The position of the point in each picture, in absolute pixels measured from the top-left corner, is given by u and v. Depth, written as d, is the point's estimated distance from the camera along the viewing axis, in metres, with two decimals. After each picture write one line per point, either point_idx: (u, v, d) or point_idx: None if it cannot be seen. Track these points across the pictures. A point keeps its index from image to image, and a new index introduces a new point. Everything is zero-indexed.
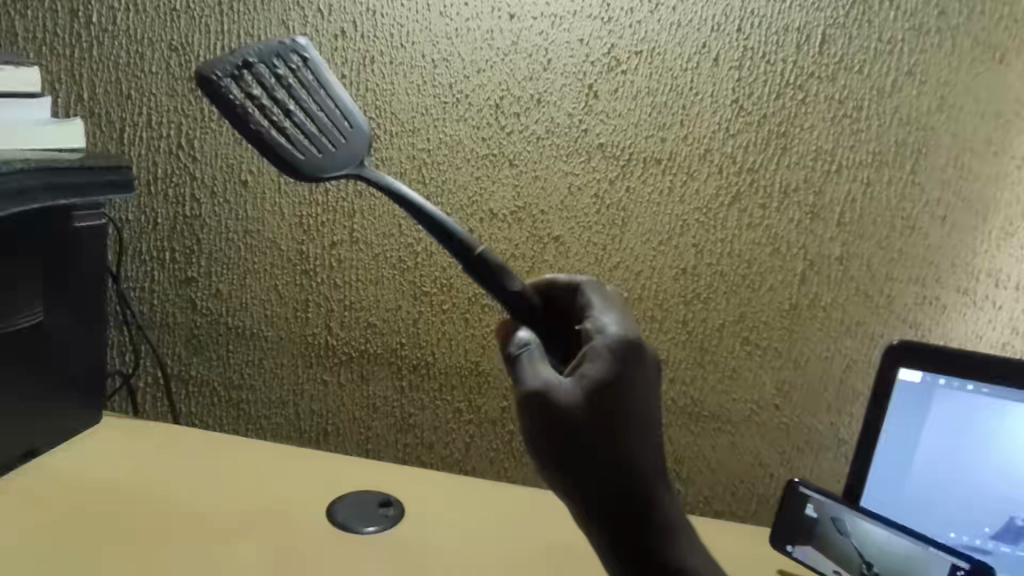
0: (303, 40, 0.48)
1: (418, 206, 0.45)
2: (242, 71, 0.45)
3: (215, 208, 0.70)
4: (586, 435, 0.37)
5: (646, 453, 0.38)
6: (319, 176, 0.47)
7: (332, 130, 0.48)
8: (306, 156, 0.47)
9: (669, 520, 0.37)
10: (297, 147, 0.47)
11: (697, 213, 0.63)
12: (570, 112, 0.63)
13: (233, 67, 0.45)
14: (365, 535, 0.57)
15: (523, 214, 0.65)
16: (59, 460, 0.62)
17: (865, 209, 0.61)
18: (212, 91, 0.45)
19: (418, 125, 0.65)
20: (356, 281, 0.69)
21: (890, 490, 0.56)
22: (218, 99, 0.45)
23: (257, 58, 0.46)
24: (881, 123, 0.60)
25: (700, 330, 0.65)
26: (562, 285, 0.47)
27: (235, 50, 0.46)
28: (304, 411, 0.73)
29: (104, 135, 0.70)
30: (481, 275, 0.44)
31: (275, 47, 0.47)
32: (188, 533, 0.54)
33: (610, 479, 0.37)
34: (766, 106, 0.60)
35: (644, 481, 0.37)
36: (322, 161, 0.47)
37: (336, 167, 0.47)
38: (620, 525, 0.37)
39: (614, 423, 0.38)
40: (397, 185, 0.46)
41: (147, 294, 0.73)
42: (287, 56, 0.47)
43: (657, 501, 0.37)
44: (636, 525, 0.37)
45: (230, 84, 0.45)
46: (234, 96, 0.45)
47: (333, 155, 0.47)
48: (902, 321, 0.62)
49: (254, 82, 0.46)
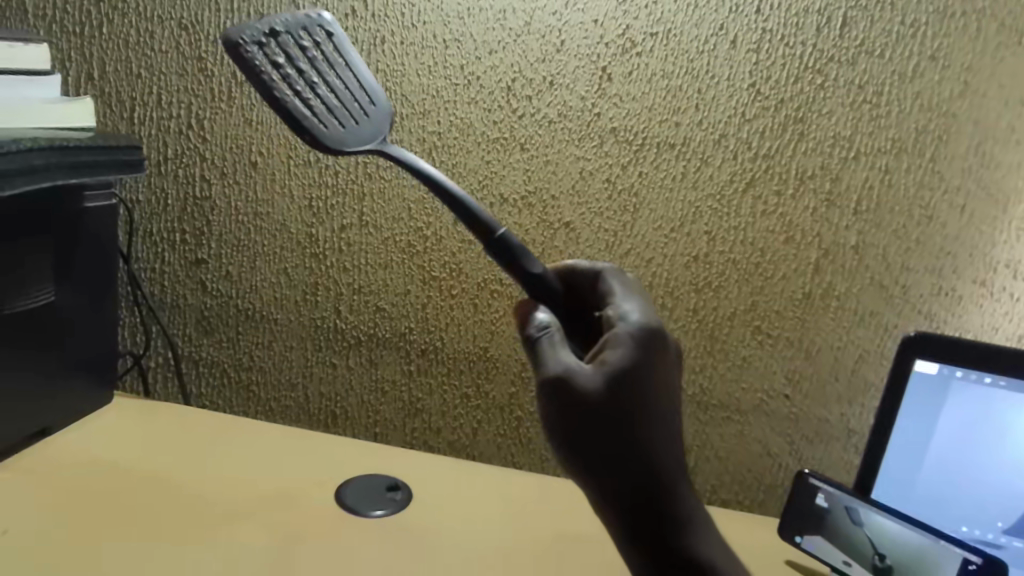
0: (328, 16, 0.48)
1: (436, 180, 0.44)
2: (268, 39, 0.46)
3: (225, 189, 0.70)
4: (606, 422, 0.37)
5: (666, 445, 0.38)
6: (340, 149, 0.46)
7: (356, 107, 0.48)
8: (329, 129, 0.46)
9: (689, 517, 0.37)
10: (319, 118, 0.46)
11: (710, 200, 0.62)
12: (583, 94, 0.62)
13: (260, 34, 0.46)
14: (373, 519, 0.57)
15: (533, 199, 0.65)
16: (69, 440, 0.62)
17: (883, 197, 0.60)
18: (238, 56, 0.45)
19: (428, 107, 0.64)
20: (365, 266, 0.69)
21: (901, 482, 0.55)
22: (243, 63, 0.44)
23: (283, 28, 0.46)
24: (901, 109, 0.58)
25: (711, 319, 0.64)
26: (584, 272, 0.47)
27: (262, 19, 0.46)
28: (313, 393, 0.73)
29: (115, 115, 0.70)
30: (501, 254, 0.44)
31: (301, 20, 0.47)
32: (195, 516, 0.55)
33: (630, 470, 0.37)
34: (783, 90, 0.59)
35: (663, 474, 0.37)
36: (343, 136, 0.47)
37: (358, 142, 0.47)
38: (637, 518, 0.37)
39: (634, 413, 0.37)
40: (417, 162, 0.45)
41: (158, 275, 0.73)
42: (313, 30, 0.48)
43: (675, 497, 0.37)
44: (654, 519, 0.36)
45: (256, 50, 0.45)
46: (259, 62, 0.45)
47: (354, 130, 0.47)
48: (918, 312, 0.61)
49: (279, 52, 0.46)
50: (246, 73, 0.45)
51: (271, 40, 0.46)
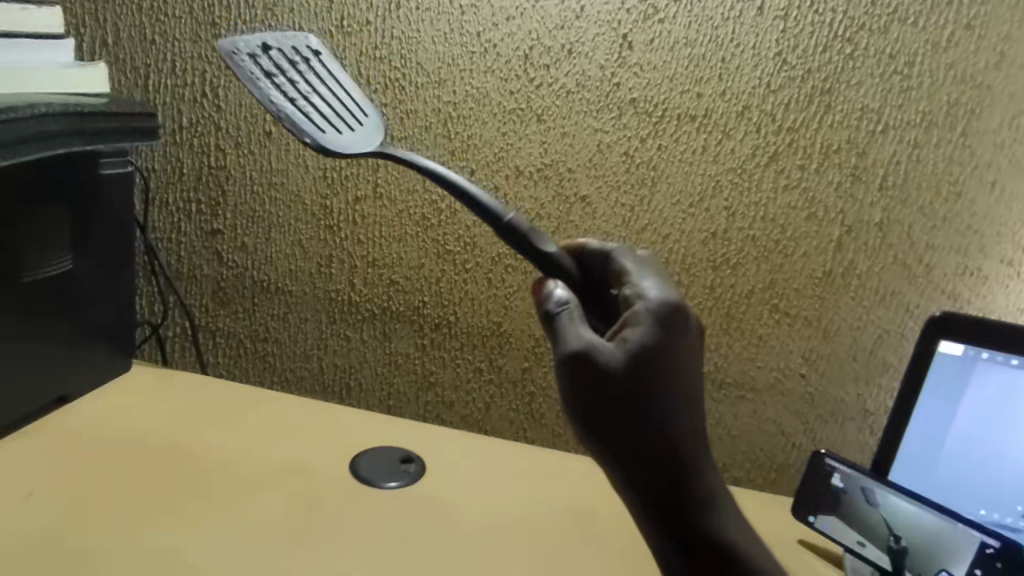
0: (315, 40, 0.53)
1: (439, 174, 0.45)
2: (262, 54, 0.49)
3: (239, 158, 0.69)
4: (628, 400, 0.36)
5: (688, 423, 0.37)
6: (342, 151, 0.47)
7: (348, 118, 0.50)
8: (327, 134, 0.48)
9: (709, 494, 0.37)
10: (314, 122, 0.48)
11: (731, 173, 0.60)
12: (602, 63, 0.60)
13: (252, 48, 0.49)
14: (386, 490, 0.57)
15: (550, 172, 0.63)
16: (89, 407, 0.63)
17: (910, 171, 0.58)
18: (234, 63, 0.47)
19: (444, 76, 0.63)
20: (380, 238, 0.69)
21: (920, 465, 0.54)
22: (239, 68, 0.47)
23: (274, 46, 0.50)
24: (933, 80, 0.56)
25: (728, 296, 0.63)
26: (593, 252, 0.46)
27: (254, 37, 0.50)
28: (328, 365, 0.73)
29: (129, 82, 0.69)
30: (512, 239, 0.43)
31: (290, 42, 0.51)
32: (212, 484, 0.55)
33: (651, 447, 0.36)
34: (811, 60, 0.57)
35: (684, 452, 0.37)
36: (341, 138, 0.48)
37: (357, 147, 0.48)
38: (658, 497, 0.36)
39: (656, 390, 0.37)
40: (417, 159, 0.46)
41: (174, 245, 0.73)
42: (302, 50, 0.51)
43: (695, 475, 0.37)
44: (674, 497, 0.36)
45: (249, 61, 0.48)
46: (253, 71, 0.48)
47: (349, 136, 0.49)
48: (941, 292, 0.60)
49: (272, 65, 0.49)
50: (242, 75, 0.47)
51: (264, 55, 0.49)
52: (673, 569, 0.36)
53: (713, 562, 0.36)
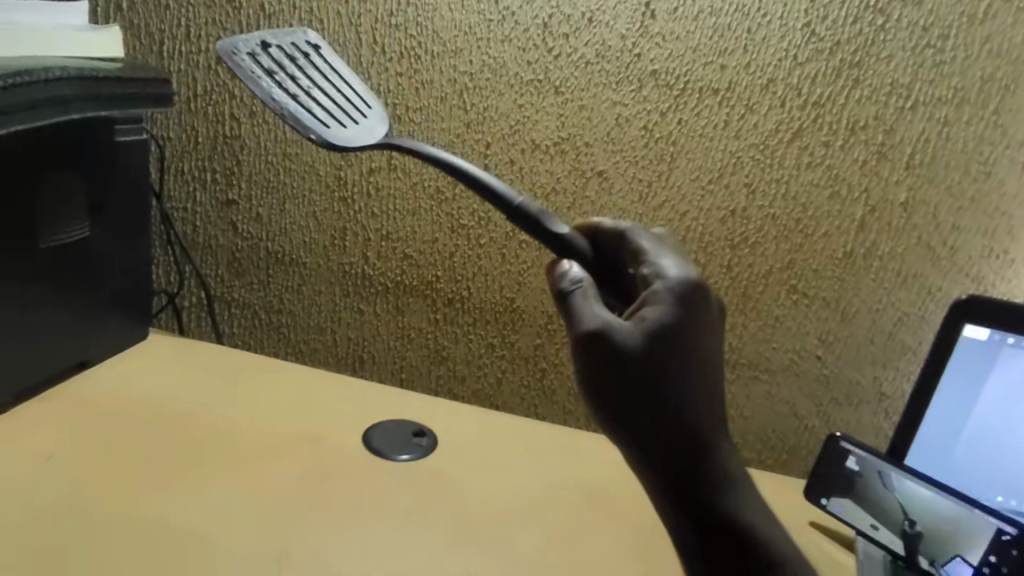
0: (314, 35, 0.53)
1: (448, 164, 0.44)
2: (261, 52, 0.49)
3: (254, 127, 0.69)
4: (646, 380, 0.36)
5: (707, 404, 0.37)
6: (347, 146, 0.47)
7: (351, 111, 0.50)
8: (331, 130, 0.48)
9: (726, 476, 0.36)
10: (317, 118, 0.48)
11: (753, 149, 0.59)
12: (623, 33, 0.59)
13: (251, 46, 0.49)
14: (398, 462, 0.58)
15: (566, 146, 0.62)
16: (106, 374, 0.64)
17: (938, 150, 0.56)
18: (234, 63, 0.47)
19: (461, 45, 0.62)
20: (394, 211, 0.68)
21: (938, 450, 0.53)
22: (238, 67, 0.47)
23: (273, 43, 0.50)
24: (967, 55, 0.54)
25: (745, 276, 0.62)
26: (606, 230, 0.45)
27: (252, 35, 0.50)
28: (341, 338, 0.74)
29: (144, 48, 0.68)
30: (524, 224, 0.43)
31: (290, 38, 0.51)
32: (226, 452, 0.56)
33: (669, 427, 0.36)
34: (840, 32, 0.55)
35: (702, 432, 0.36)
36: (345, 133, 0.48)
37: (361, 141, 0.48)
38: (674, 477, 0.35)
39: (675, 371, 0.36)
40: (425, 149, 0.46)
41: (189, 215, 0.73)
42: (301, 46, 0.51)
43: (713, 456, 0.36)
44: (691, 478, 0.36)
45: (249, 60, 0.48)
46: (254, 70, 0.48)
47: (353, 129, 0.49)
48: (965, 276, 0.58)
49: (272, 63, 0.49)
50: (243, 75, 0.46)
51: (263, 53, 0.49)
52: (690, 550, 0.36)
53: (729, 543, 0.35)
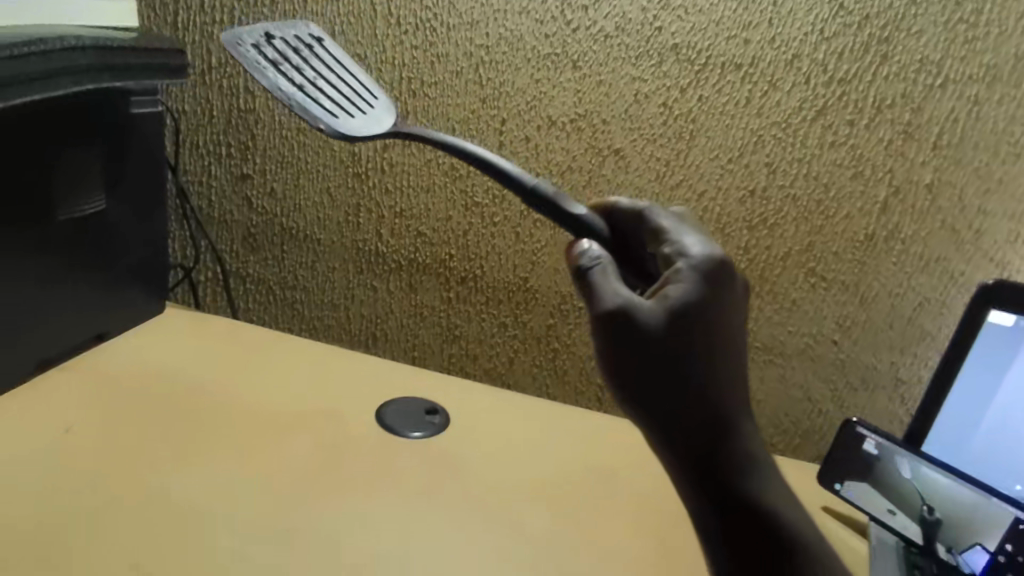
0: (316, 28, 0.52)
1: (463, 150, 0.44)
2: (265, 43, 0.48)
3: (268, 101, 0.68)
4: (668, 359, 0.35)
5: (731, 384, 0.36)
6: (354, 135, 0.47)
7: (357, 102, 0.50)
8: (340, 120, 0.47)
9: (750, 458, 0.35)
10: (324, 108, 0.47)
11: (775, 127, 0.58)
12: (644, 6, 0.57)
13: (254, 37, 0.48)
14: (410, 439, 0.58)
15: (583, 123, 0.61)
16: (123, 347, 0.64)
17: (967, 129, 0.55)
18: (239, 52, 0.46)
19: (477, 18, 0.61)
20: (408, 187, 0.68)
21: (957, 436, 0.52)
22: (244, 56, 0.46)
23: (277, 35, 0.50)
24: (1001, 31, 0.52)
25: (763, 258, 0.61)
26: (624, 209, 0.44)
27: (255, 27, 0.49)
28: (355, 314, 0.73)
29: (158, 18, 0.68)
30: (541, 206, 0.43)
31: (293, 30, 0.51)
32: (241, 426, 0.56)
33: (692, 407, 0.35)
34: (869, 5, 0.54)
35: (726, 414, 0.35)
36: (352, 123, 0.48)
37: (368, 131, 0.48)
38: (697, 459, 0.34)
39: (698, 350, 0.35)
40: (440, 135, 0.46)
41: (205, 189, 0.73)
42: (304, 39, 0.51)
43: (737, 438, 0.35)
44: (715, 460, 0.34)
45: (253, 50, 0.47)
46: (259, 60, 0.47)
47: (360, 119, 0.49)
48: (989, 260, 0.57)
49: (276, 54, 0.49)
50: (248, 65, 0.46)
51: (267, 44, 0.49)
52: (712, 533, 0.34)
53: (753, 527, 0.34)
